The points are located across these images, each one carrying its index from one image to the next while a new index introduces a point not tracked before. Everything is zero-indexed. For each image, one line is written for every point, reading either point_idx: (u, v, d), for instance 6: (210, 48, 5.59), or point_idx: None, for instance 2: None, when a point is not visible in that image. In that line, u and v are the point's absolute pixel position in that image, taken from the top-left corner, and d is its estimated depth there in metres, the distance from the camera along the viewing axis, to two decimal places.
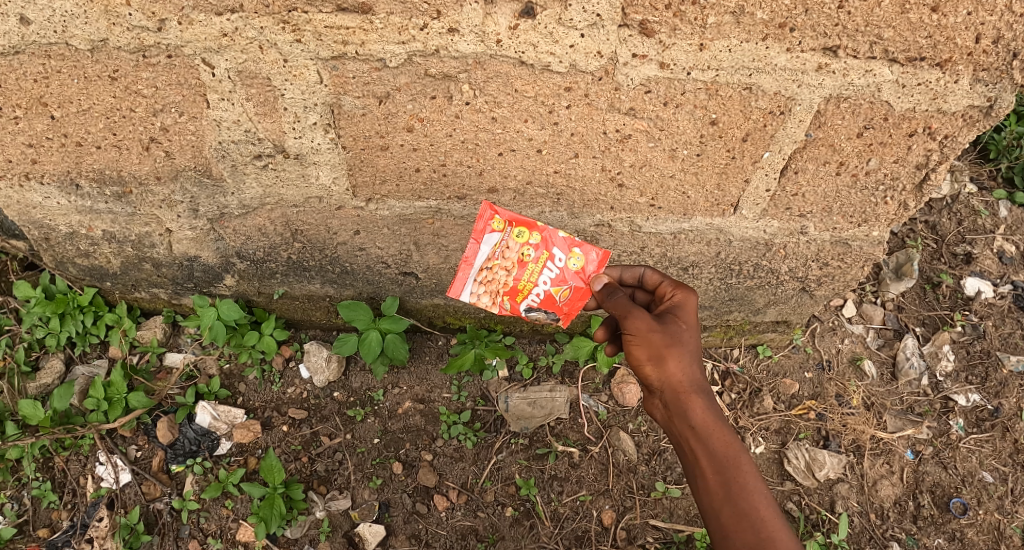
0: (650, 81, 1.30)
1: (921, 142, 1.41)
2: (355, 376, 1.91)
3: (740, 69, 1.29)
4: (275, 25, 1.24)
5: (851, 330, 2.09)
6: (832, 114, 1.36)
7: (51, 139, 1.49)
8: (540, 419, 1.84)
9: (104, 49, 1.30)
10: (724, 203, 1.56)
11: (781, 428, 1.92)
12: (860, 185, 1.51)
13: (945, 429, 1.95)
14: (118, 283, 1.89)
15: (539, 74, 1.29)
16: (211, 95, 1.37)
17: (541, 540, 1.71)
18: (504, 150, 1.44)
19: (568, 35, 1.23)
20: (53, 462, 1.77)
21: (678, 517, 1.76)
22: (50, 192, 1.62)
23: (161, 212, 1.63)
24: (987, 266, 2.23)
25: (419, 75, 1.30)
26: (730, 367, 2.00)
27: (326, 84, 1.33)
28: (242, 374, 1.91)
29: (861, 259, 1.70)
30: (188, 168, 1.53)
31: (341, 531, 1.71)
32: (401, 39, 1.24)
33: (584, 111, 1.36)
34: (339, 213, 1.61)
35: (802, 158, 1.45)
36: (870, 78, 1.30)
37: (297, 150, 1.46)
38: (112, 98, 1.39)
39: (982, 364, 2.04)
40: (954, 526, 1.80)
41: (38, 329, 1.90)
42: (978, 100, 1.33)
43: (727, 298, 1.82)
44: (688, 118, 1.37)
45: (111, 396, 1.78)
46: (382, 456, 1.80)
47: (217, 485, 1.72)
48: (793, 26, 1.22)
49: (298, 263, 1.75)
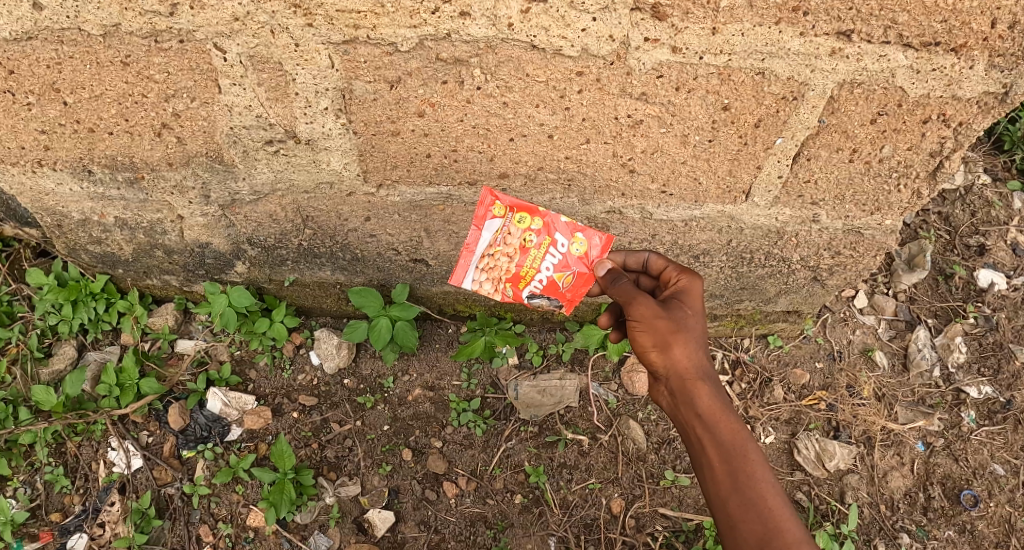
0: (662, 65, 1.30)
1: (935, 129, 1.40)
2: (365, 363, 1.91)
3: (752, 54, 1.28)
4: (287, 10, 1.24)
5: (862, 320, 2.08)
6: (846, 100, 1.35)
7: (64, 125, 1.50)
8: (549, 408, 1.84)
9: (116, 35, 1.30)
10: (736, 190, 1.55)
11: (791, 418, 1.91)
12: (873, 172, 1.50)
13: (957, 421, 1.93)
14: (130, 270, 1.90)
15: (551, 58, 1.29)
16: (223, 80, 1.37)
17: (550, 528, 1.71)
18: (516, 135, 1.44)
19: (580, 19, 1.23)
20: (66, 447, 1.79)
21: (687, 506, 1.76)
22: (63, 178, 1.63)
23: (173, 198, 1.64)
24: (1001, 258, 2.21)
25: (430, 60, 1.30)
26: (741, 357, 1.99)
27: (337, 69, 1.33)
28: (252, 361, 1.92)
29: (873, 248, 1.69)
30: (199, 154, 1.53)
31: (351, 517, 1.71)
32: (412, 23, 1.24)
33: (596, 96, 1.36)
34: (350, 199, 1.61)
35: (814, 144, 1.44)
36: (884, 64, 1.28)
37: (308, 135, 1.46)
38: (124, 83, 1.39)
39: (995, 356, 2.03)
40: (965, 518, 1.79)
41: (51, 316, 1.92)
42: (994, 86, 1.31)
43: (738, 287, 1.81)
44: (700, 103, 1.36)
45: (122, 382, 1.80)
46: (392, 443, 1.81)
47: (229, 470, 1.73)
48: (807, 10, 1.21)
49: (308, 250, 1.76)
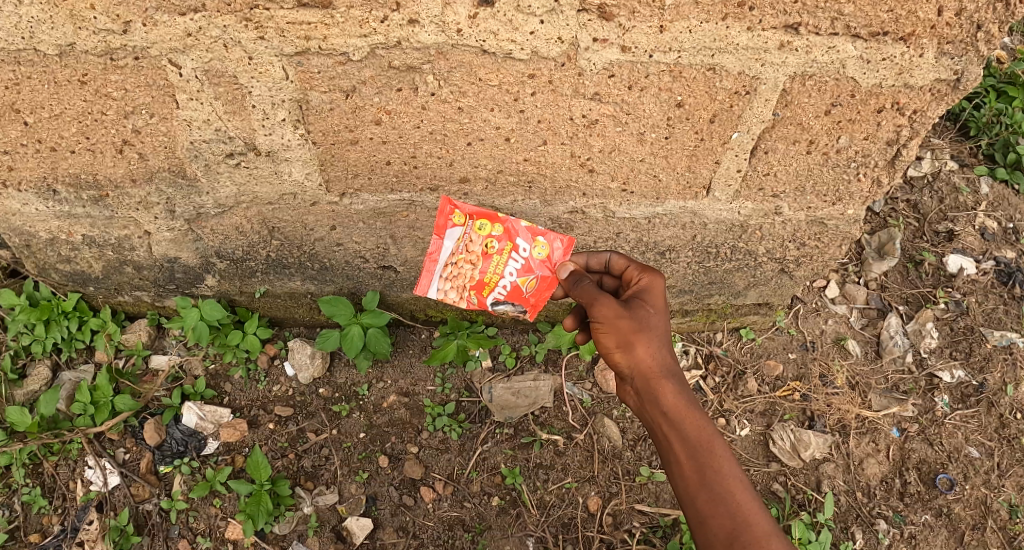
0: (613, 64, 1.31)
1: (891, 117, 1.41)
2: (339, 372, 1.92)
3: (702, 50, 1.29)
4: (238, 24, 1.25)
5: (834, 310, 2.10)
6: (798, 92, 1.37)
7: (26, 145, 1.50)
8: (524, 409, 1.86)
9: (72, 54, 1.31)
10: (697, 186, 1.57)
11: (766, 410, 1.92)
12: (832, 163, 1.52)
13: (930, 406, 1.95)
14: (101, 288, 1.90)
15: (502, 62, 1.30)
16: (180, 95, 1.38)
17: (528, 529, 1.71)
18: (473, 140, 1.45)
19: (528, 22, 1.24)
20: (43, 467, 1.79)
21: (663, 501, 1.77)
22: (28, 199, 1.63)
23: (139, 214, 1.64)
24: (969, 243, 2.23)
25: (383, 68, 1.31)
26: (714, 351, 2.00)
27: (292, 80, 1.34)
28: (227, 374, 1.92)
29: (838, 238, 1.71)
30: (162, 170, 1.54)
31: (329, 526, 1.72)
32: (363, 32, 1.25)
33: (549, 98, 1.37)
34: (315, 209, 1.62)
35: (771, 137, 1.46)
36: (834, 55, 1.30)
37: (268, 147, 1.47)
38: (83, 102, 1.40)
39: (967, 340, 2.05)
40: (941, 502, 1.80)
41: (24, 336, 1.91)
42: (945, 73, 1.33)
43: (707, 281, 1.83)
44: (654, 101, 1.38)
45: (96, 400, 1.80)
46: (368, 450, 1.81)
47: (205, 484, 1.73)
48: (752, 5, 1.23)
49: (277, 261, 1.76)
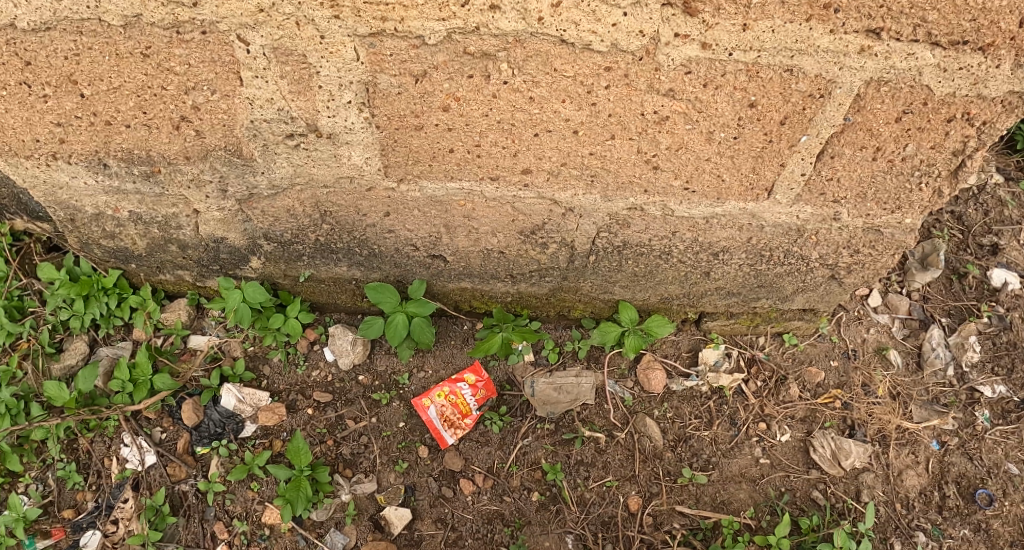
0: (691, 61, 1.28)
1: (960, 127, 1.39)
2: (379, 360, 1.91)
3: (782, 51, 1.27)
4: (313, 1, 1.22)
5: (876, 319, 2.09)
6: (872, 98, 1.34)
7: (80, 118, 1.48)
8: (566, 405, 1.84)
9: (138, 25, 1.29)
10: (759, 187, 1.55)
11: (807, 417, 1.91)
12: (896, 170, 1.50)
13: (971, 420, 1.94)
14: (142, 265, 1.88)
15: (580, 53, 1.28)
16: (245, 73, 1.36)
17: (567, 526, 1.71)
18: (541, 130, 1.43)
19: (611, 13, 1.21)
20: (78, 444, 1.77)
21: (703, 504, 1.75)
22: (78, 172, 1.61)
23: (190, 192, 1.62)
24: (1013, 258, 2.22)
25: (457, 54, 1.29)
26: (756, 354, 1.98)
27: (362, 62, 1.32)
28: (266, 357, 1.90)
29: (892, 247, 1.69)
30: (218, 148, 1.52)
31: (367, 515, 1.71)
32: (441, 16, 1.23)
33: (622, 92, 1.35)
34: (370, 195, 1.60)
35: (839, 142, 1.44)
36: (911, 62, 1.28)
37: (330, 129, 1.45)
38: (144, 75, 1.37)
39: (1008, 355, 2.03)
40: (979, 517, 1.79)
41: (62, 311, 1.89)
42: (1019, 85, 1.30)
43: (756, 284, 1.81)
44: (727, 100, 1.36)
45: (136, 378, 1.78)
46: (407, 440, 1.80)
47: (243, 467, 1.72)
48: (838, 8, 1.20)
49: (325, 245, 1.74)
